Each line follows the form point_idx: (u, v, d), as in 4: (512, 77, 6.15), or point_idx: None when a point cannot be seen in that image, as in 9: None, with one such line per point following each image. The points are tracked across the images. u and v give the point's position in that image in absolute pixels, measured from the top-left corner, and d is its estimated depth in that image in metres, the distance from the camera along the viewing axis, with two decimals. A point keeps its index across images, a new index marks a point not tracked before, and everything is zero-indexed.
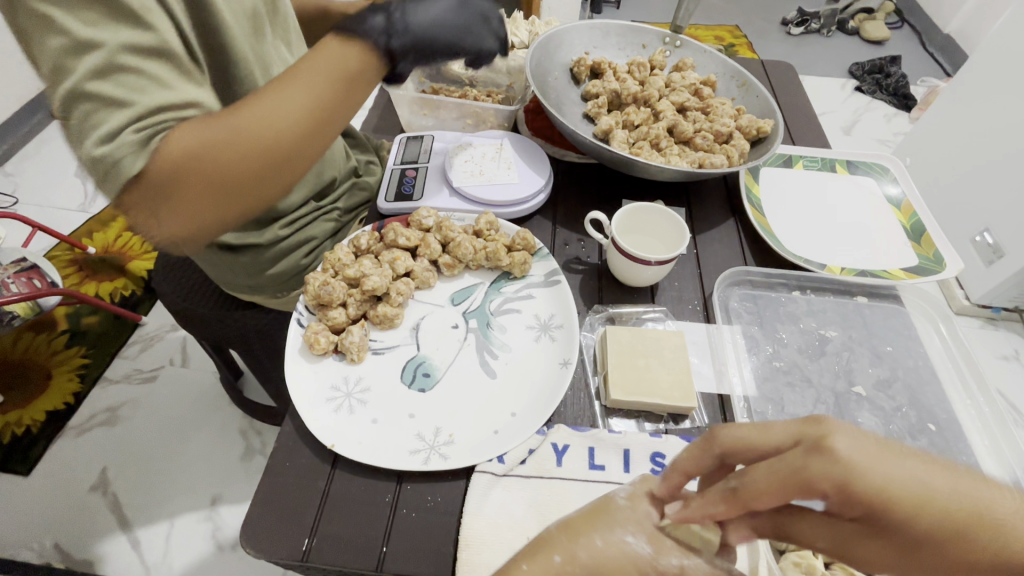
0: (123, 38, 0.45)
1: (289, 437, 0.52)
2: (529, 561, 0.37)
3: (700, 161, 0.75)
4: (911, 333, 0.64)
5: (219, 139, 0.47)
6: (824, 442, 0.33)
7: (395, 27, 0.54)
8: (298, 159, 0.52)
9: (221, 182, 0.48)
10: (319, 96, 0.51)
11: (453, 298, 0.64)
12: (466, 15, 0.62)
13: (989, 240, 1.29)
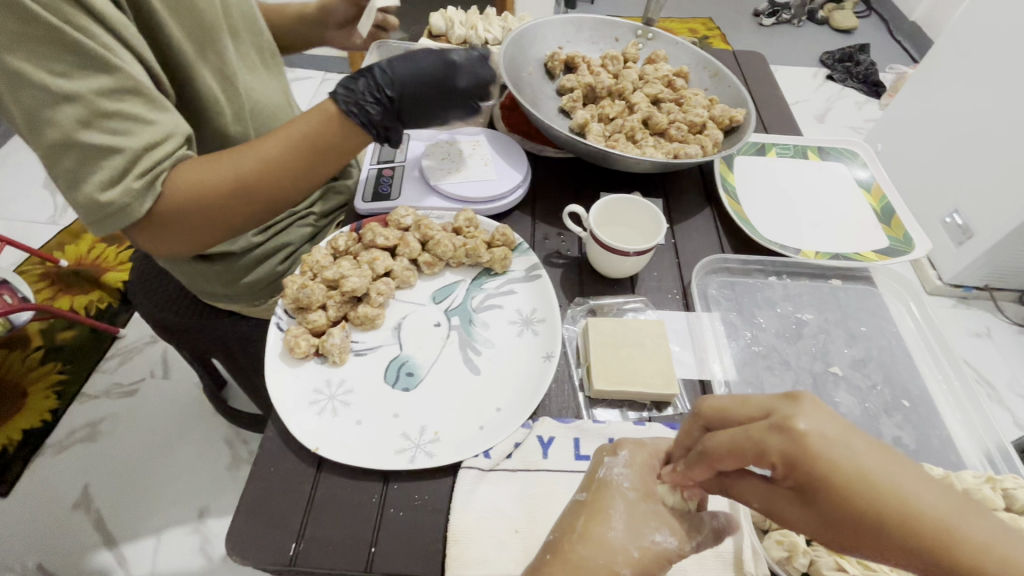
0: (96, 85, 0.44)
1: (273, 443, 0.51)
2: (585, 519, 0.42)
3: (675, 152, 0.76)
4: (884, 312, 0.66)
5: (218, 189, 0.52)
6: (788, 423, 0.32)
7: (390, 120, 0.60)
8: (285, 199, 0.58)
9: (218, 219, 0.55)
10: (311, 154, 0.56)
11: (434, 296, 0.63)
12: (452, 105, 0.65)
13: (959, 222, 1.33)
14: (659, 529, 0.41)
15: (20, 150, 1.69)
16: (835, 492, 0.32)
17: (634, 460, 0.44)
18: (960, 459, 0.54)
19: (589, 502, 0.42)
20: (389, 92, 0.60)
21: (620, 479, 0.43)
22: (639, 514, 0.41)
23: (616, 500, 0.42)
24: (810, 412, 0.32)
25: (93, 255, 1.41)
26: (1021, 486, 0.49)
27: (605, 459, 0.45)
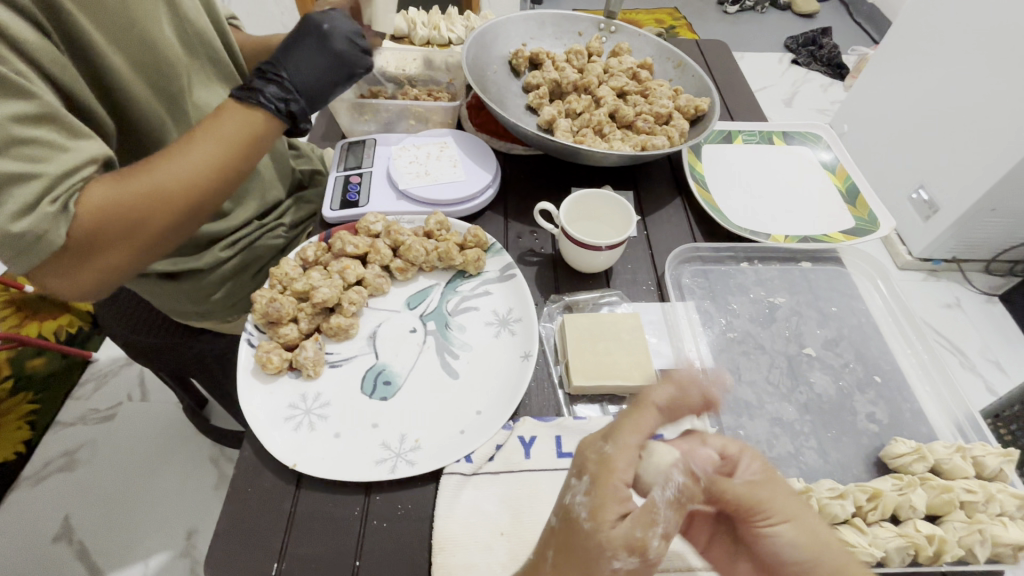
0: (9, 111, 0.43)
1: (248, 463, 0.50)
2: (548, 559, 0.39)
3: (642, 144, 0.76)
4: (853, 292, 0.67)
5: (139, 203, 0.49)
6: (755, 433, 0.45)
7: (289, 92, 0.58)
8: (208, 207, 0.55)
9: (143, 237, 0.51)
10: (232, 153, 0.54)
11: (409, 302, 0.62)
12: (335, 43, 0.61)
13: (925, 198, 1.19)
14: (614, 558, 0.36)
15: None
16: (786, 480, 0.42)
17: (596, 483, 0.39)
18: (932, 431, 0.55)
19: (558, 532, 0.39)
20: (279, 73, 0.58)
21: (581, 510, 0.38)
22: (591, 549, 0.37)
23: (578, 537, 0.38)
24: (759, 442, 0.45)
25: None
26: (988, 453, 0.50)
27: (574, 481, 0.40)
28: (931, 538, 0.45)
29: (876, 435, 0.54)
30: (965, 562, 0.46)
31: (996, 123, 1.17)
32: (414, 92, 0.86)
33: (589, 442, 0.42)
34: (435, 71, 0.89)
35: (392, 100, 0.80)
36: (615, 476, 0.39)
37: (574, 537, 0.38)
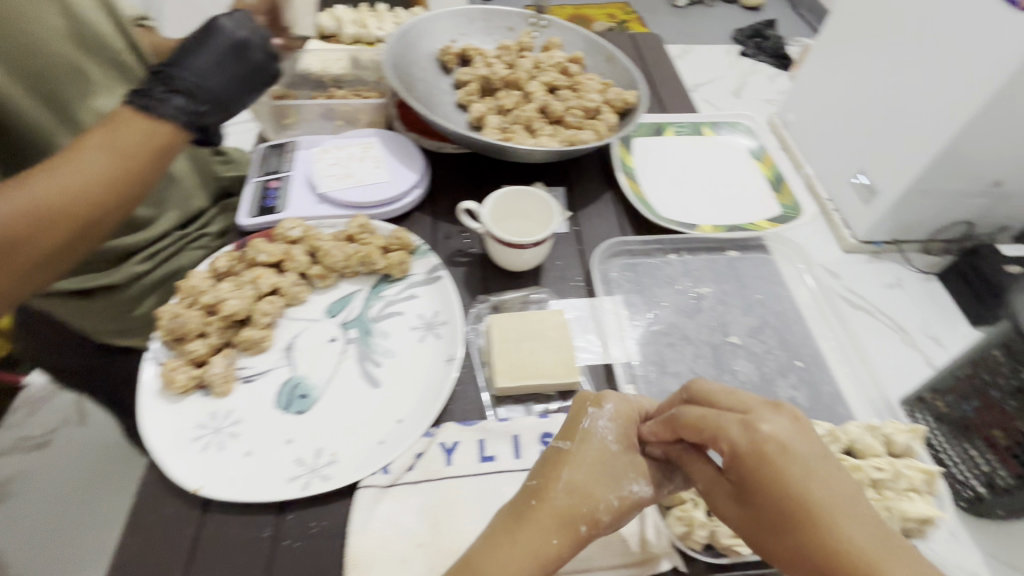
0: None
1: (151, 489, 0.48)
2: (538, 477, 0.44)
3: (570, 139, 0.75)
4: (778, 279, 0.68)
5: (19, 221, 0.45)
6: (754, 421, 0.40)
7: (199, 104, 0.54)
8: (105, 221, 0.51)
9: (21, 258, 0.46)
10: (131, 165, 0.50)
11: (329, 310, 0.60)
12: (250, 54, 0.58)
13: (865, 180, 0.99)
14: (634, 480, 0.44)
15: None
16: (765, 481, 0.38)
17: (619, 415, 0.47)
18: (850, 411, 0.57)
19: (578, 455, 0.45)
20: (187, 81, 0.53)
21: (607, 435, 0.46)
22: (614, 468, 0.44)
23: (597, 449, 0.45)
24: (773, 420, 0.40)
25: None
26: (899, 430, 0.52)
27: (590, 411, 0.47)
28: None
29: None
30: None
31: None
32: (341, 92, 0.83)
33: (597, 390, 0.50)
34: (362, 70, 0.87)
35: (314, 101, 0.77)
36: (630, 413, 0.48)
37: (597, 461, 0.44)
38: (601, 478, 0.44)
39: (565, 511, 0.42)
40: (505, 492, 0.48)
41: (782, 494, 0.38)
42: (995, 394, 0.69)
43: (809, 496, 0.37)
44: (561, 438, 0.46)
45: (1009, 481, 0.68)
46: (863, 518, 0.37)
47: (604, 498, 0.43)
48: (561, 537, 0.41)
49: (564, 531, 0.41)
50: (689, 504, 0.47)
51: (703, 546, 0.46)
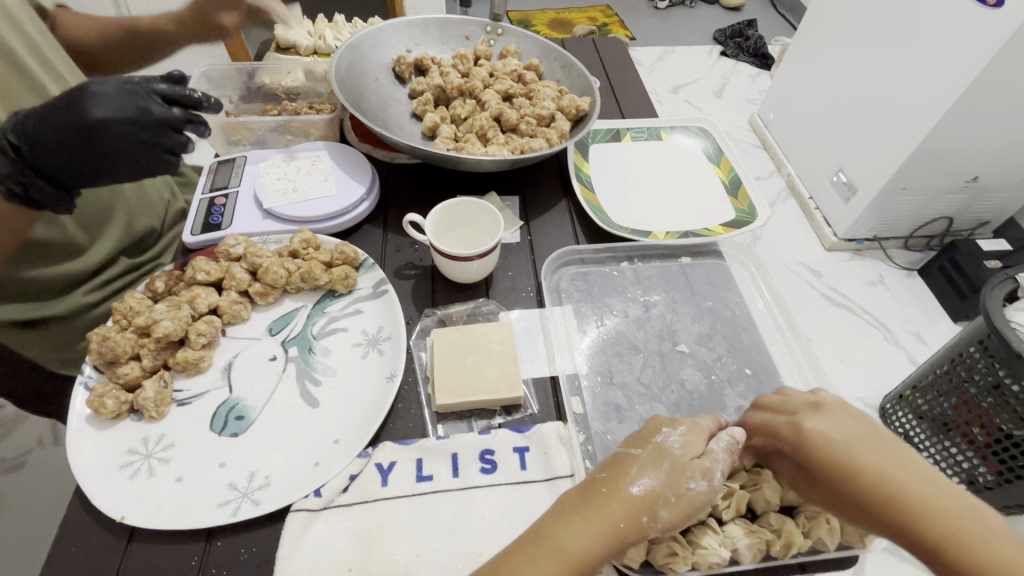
0: None
1: (76, 518, 0.46)
2: (608, 470, 0.44)
3: (521, 148, 0.75)
4: (731, 284, 0.67)
5: None
6: (801, 422, 0.46)
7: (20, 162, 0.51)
8: None
9: None
10: None
11: (271, 328, 0.59)
12: (99, 140, 0.52)
13: (846, 178, 0.98)
14: (694, 477, 0.43)
15: None
16: (836, 459, 0.43)
17: (694, 430, 0.46)
18: None
19: (643, 459, 0.44)
20: (15, 140, 0.51)
21: (678, 446, 0.44)
22: (682, 468, 0.43)
23: (665, 459, 0.44)
24: (824, 420, 0.45)
25: None
26: None
27: (664, 428, 0.46)
28: (780, 531, 0.46)
29: None
30: (816, 551, 0.46)
31: None
32: (293, 106, 0.82)
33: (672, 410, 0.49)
34: (316, 82, 0.86)
35: (263, 117, 0.77)
36: (704, 432, 0.46)
37: (665, 466, 0.43)
38: (670, 481, 0.42)
39: (636, 504, 0.41)
40: (440, 512, 0.47)
41: (842, 476, 0.42)
42: (972, 391, 0.61)
43: (858, 466, 0.42)
44: (636, 445, 0.46)
45: (990, 480, 0.62)
46: (921, 476, 0.40)
47: (671, 491, 0.42)
48: (628, 523, 0.41)
49: (631, 517, 0.41)
50: None
51: (640, 563, 0.45)
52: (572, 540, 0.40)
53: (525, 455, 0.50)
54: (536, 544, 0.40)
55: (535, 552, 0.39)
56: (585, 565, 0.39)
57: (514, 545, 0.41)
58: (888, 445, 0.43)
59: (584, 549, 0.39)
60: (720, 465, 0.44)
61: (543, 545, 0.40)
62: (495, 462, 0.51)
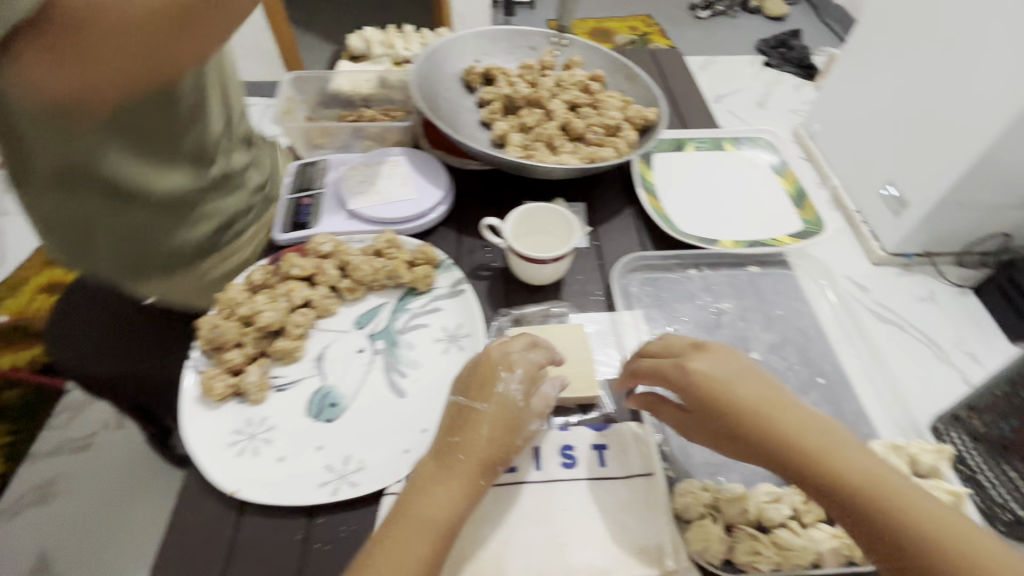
0: None
1: (192, 490, 0.51)
2: (460, 434, 0.48)
3: (591, 156, 0.77)
4: (800, 295, 0.68)
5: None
6: (687, 363, 0.48)
7: None
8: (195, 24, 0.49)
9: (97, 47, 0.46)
10: None
11: (358, 321, 0.63)
12: None
13: (895, 193, 0.96)
14: (534, 423, 0.51)
15: None
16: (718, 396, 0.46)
17: (527, 377, 0.51)
18: (874, 430, 0.56)
19: (490, 415, 0.49)
20: None
21: (516, 396, 0.50)
22: (518, 418, 0.50)
23: (509, 413, 0.49)
24: (710, 360, 0.48)
25: (34, 306, 1.32)
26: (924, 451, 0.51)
27: (502, 375, 0.51)
28: None
29: None
30: None
31: None
32: (369, 112, 0.87)
33: (509, 351, 0.53)
34: (390, 90, 0.90)
35: (345, 123, 0.81)
36: (531, 373, 0.52)
37: (507, 417, 0.49)
38: (506, 432, 0.49)
39: (484, 459, 0.47)
40: (526, 502, 0.50)
41: (721, 412, 0.46)
42: None
43: (736, 403, 0.45)
44: (476, 399, 0.50)
45: None
46: (788, 405, 0.45)
47: (514, 440, 0.49)
48: (482, 477, 0.47)
49: (481, 472, 0.47)
50: (706, 520, 0.47)
51: (721, 561, 0.46)
52: (438, 507, 0.45)
53: (605, 452, 0.52)
54: (404, 522, 0.44)
55: (409, 528, 0.44)
56: (452, 525, 0.45)
57: (384, 527, 0.45)
58: (763, 384, 0.47)
59: (448, 512, 0.45)
60: (545, 403, 0.52)
61: (410, 520, 0.44)
62: (576, 458, 0.53)
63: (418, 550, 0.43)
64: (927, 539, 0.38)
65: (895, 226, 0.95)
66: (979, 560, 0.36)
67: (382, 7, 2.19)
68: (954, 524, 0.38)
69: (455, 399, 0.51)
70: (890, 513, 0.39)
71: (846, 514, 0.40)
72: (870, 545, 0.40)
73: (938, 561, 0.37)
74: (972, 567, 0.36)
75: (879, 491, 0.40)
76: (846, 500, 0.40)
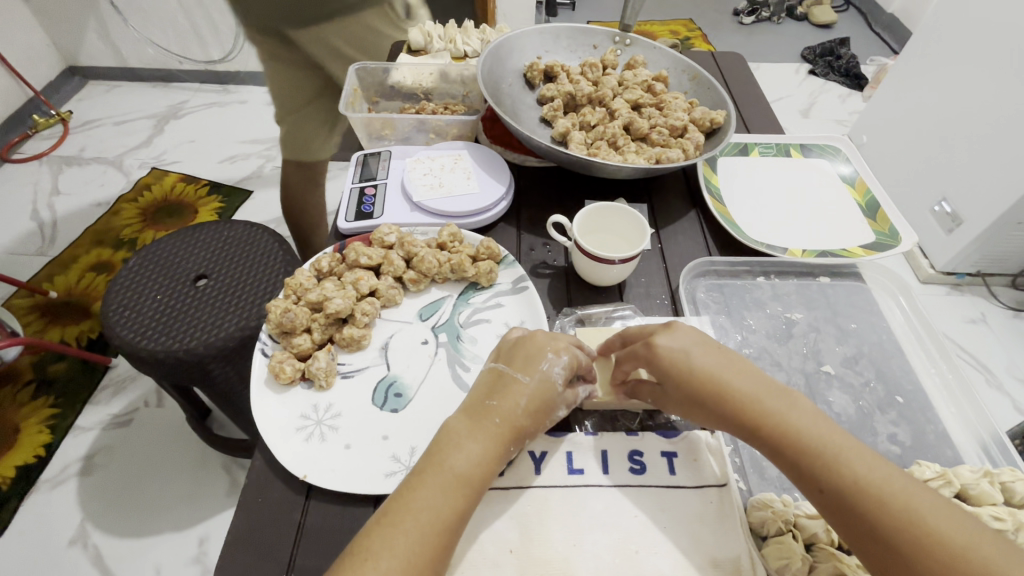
0: None
1: (261, 472, 0.51)
2: (497, 398, 0.47)
3: (657, 156, 0.75)
4: (873, 308, 0.66)
5: None
6: (652, 340, 0.49)
7: None
8: None
9: None
10: None
11: (420, 314, 0.63)
12: None
13: (948, 209, 1.21)
14: (562, 407, 0.49)
15: (9, 178, 1.62)
16: (682, 367, 0.47)
17: (574, 365, 0.50)
18: (957, 453, 0.54)
19: (531, 388, 0.47)
20: None
21: (559, 378, 0.49)
22: (551, 399, 0.48)
23: (547, 391, 0.48)
24: (674, 335, 0.49)
25: (83, 284, 1.36)
26: (1018, 479, 0.48)
27: (548, 355, 0.49)
28: None
29: (897, 457, 0.53)
30: None
31: (982, 128, 1.12)
32: (431, 105, 0.87)
33: (555, 335, 0.52)
34: (451, 84, 0.90)
35: (409, 115, 0.81)
36: (578, 357, 0.51)
37: (545, 396, 0.48)
38: (540, 408, 0.47)
39: (518, 430, 0.46)
40: (594, 504, 0.49)
41: (682, 379, 0.47)
42: None
43: (696, 371, 0.46)
44: (519, 370, 0.49)
45: None
46: (746, 371, 0.46)
47: (545, 421, 0.49)
48: (510, 447, 0.46)
49: (509, 439, 0.46)
50: (784, 536, 0.46)
51: None
52: (466, 463, 0.44)
53: (675, 459, 0.51)
54: (424, 476, 0.43)
55: (435, 481, 0.43)
56: (475, 489, 0.43)
57: (414, 474, 0.44)
58: (731, 359, 0.47)
59: (475, 470, 0.44)
60: (575, 396, 0.51)
61: (439, 474, 0.43)
62: (645, 463, 0.51)
63: (443, 502, 0.42)
64: (873, 497, 0.38)
65: (948, 249, 1.23)
66: (925, 520, 0.37)
67: None
68: (899, 485, 0.39)
69: (496, 366, 0.50)
70: (842, 473, 0.40)
71: (814, 485, 0.41)
72: (826, 504, 0.40)
73: (884, 518, 0.37)
74: (915, 525, 0.37)
75: (831, 453, 0.41)
76: (806, 462, 0.41)
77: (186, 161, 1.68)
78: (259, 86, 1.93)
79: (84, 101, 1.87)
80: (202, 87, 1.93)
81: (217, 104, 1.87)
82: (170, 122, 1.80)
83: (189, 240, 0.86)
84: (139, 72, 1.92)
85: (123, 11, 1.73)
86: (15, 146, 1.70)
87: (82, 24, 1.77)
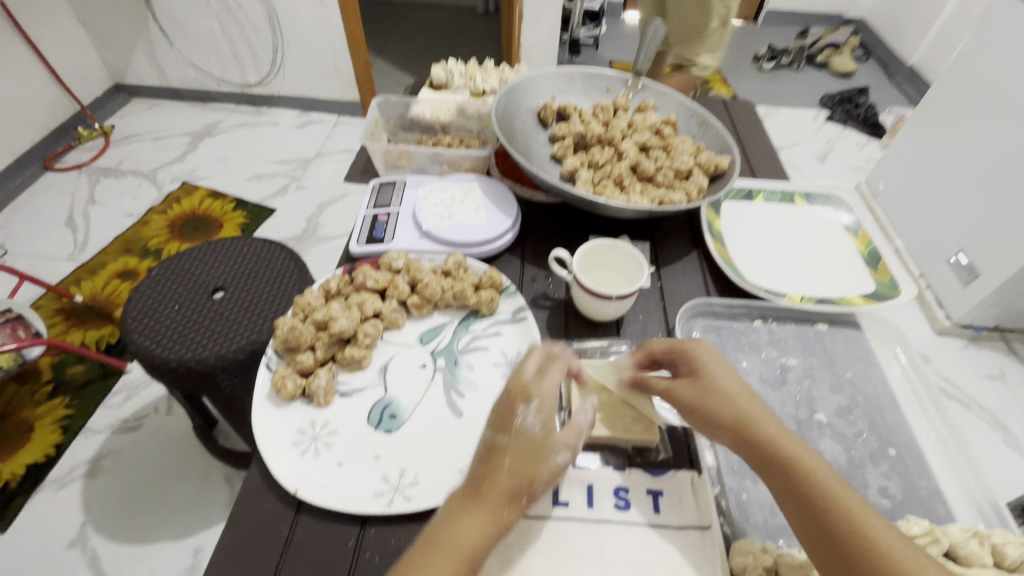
0: None
1: (255, 484, 0.53)
2: (483, 464, 0.46)
3: (660, 198, 0.78)
4: (870, 358, 0.66)
5: None
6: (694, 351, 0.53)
7: None
8: None
9: None
10: None
11: (421, 338, 0.65)
12: None
13: (965, 261, 1.20)
14: (559, 454, 0.47)
15: (50, 185, 1.70)
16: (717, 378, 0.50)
17: (547, 408, 0.48)
18: (950, 512, 0.53)
19: (510, 446, 0.46)
20: None
21: (535, 426, 0.47)
22: (543, 447, 0.47)
23: (533, 446, 0.46)
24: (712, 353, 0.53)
25: (108, 290, 1.41)
26: (1009, 541, 0.47)
27: (518, 408, 0.48)
28: None
29: (887, 511, 0.53)
30: None
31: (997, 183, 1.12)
32: (447, 139, 0.91)
33: (524, 380, 0.51)
34: (467, 119, 0.94)
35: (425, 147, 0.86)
36: (555, 403, 0.49)
37: (529, 449, 0.46)
38: (528, 460, 0.46)
39: (508, 490, 0.45)
40: (575, 538, 0.49)
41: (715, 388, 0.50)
42: None
43: (732, 386, 0.50)
44: (494, 432, 0.48)
45: None
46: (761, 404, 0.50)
47: (540, 472, 0.46)
48: (510, 506, 0.45)
49: (510, 502, 0.45)
50: None
51: None
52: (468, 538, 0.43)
53: (660, 498, 0.51)
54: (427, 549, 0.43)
55: (440, 557, 0.42)
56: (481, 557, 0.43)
57: (416, 551, 0.43)
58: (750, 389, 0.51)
59: (475, 539, 0.43)
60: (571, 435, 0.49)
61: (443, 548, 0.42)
62: (630, 500, 0.52)
63: None
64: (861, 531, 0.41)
65: (963, 301, 1.22)
66: (916, 571, 0.39)
67: (455, 38, 2.31)
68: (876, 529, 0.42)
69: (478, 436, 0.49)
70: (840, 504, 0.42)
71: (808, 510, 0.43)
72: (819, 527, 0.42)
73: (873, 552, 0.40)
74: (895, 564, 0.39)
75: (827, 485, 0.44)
76: (810, 504, 0.43)
77: (216, 178, 1.76)
78: (290, 109, 2.03)
79: (127, 117, 1.98)
80: (238, 108, 2.03)
81: (250, 124, 1.97)
82: (204, 140, 1.89)
83: (208, 254, 0.90)
84: (180, 91, 2.03)
85: (171, 36, 1.85)
86: (59, 156, 1.80)
87: (132, 47, 1.89)
